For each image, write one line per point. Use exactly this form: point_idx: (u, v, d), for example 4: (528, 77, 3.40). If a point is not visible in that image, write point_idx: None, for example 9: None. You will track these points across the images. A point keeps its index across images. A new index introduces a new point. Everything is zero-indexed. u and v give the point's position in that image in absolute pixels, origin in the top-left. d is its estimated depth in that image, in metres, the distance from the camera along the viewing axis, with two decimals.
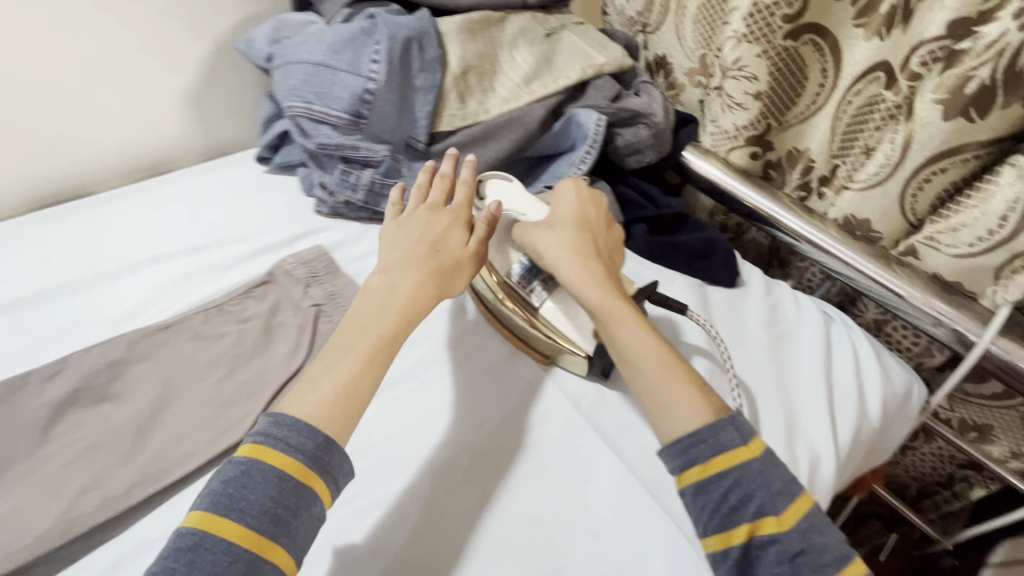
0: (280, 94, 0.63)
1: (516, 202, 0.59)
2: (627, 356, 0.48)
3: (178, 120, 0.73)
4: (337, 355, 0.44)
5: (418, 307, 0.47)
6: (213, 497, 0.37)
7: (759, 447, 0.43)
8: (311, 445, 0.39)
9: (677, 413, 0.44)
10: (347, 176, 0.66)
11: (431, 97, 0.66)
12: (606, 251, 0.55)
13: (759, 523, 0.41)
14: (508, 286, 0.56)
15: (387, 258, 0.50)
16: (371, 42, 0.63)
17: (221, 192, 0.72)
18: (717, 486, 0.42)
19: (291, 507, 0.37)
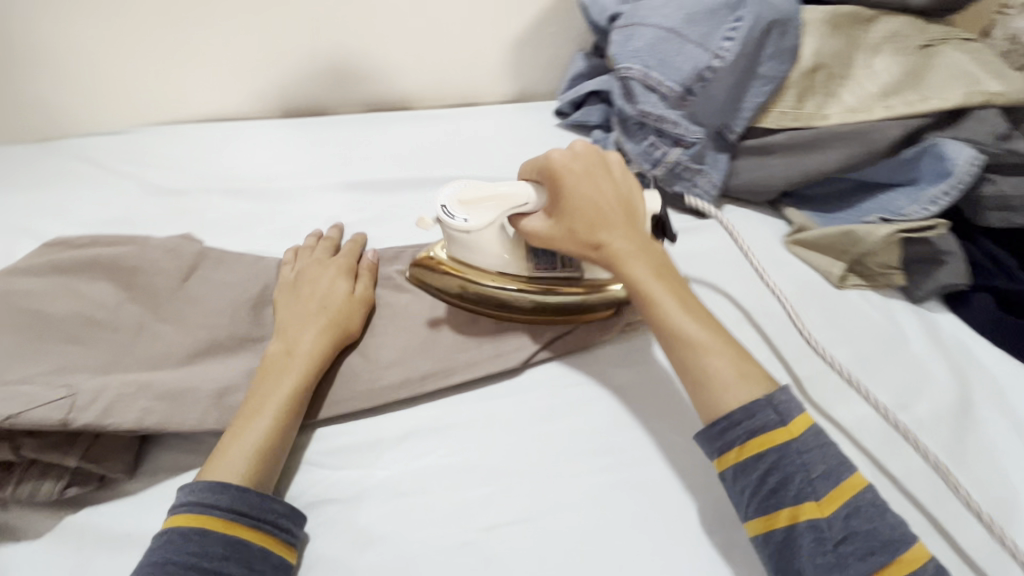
0: (619, 53, 0.62)
1: (496, 196, 0.47)
2: (677, 345, 0.42)
3: (498, 61, 0.78)
4: (247, 414, 0.41)
5: (327, 353, 0.45)
6: (137, 572, 0.34)
7: (801, 430, 0.39)
8: (226, 498, 0.37)
9: (727, 405, 0.39)
10: (653, 149, 0.63)
11: (769, 88, 0.61)
12: (627, 207, 0.47)
13: (799, 508, 0.36)
14: (545, 282, 0.49)
15: (282, 323, 0.47)
16: (732, 18, 0.59)
17: (517, 134, 0.75)
18: (755, 469, 0.38)
19: (222, 555, 0.35)
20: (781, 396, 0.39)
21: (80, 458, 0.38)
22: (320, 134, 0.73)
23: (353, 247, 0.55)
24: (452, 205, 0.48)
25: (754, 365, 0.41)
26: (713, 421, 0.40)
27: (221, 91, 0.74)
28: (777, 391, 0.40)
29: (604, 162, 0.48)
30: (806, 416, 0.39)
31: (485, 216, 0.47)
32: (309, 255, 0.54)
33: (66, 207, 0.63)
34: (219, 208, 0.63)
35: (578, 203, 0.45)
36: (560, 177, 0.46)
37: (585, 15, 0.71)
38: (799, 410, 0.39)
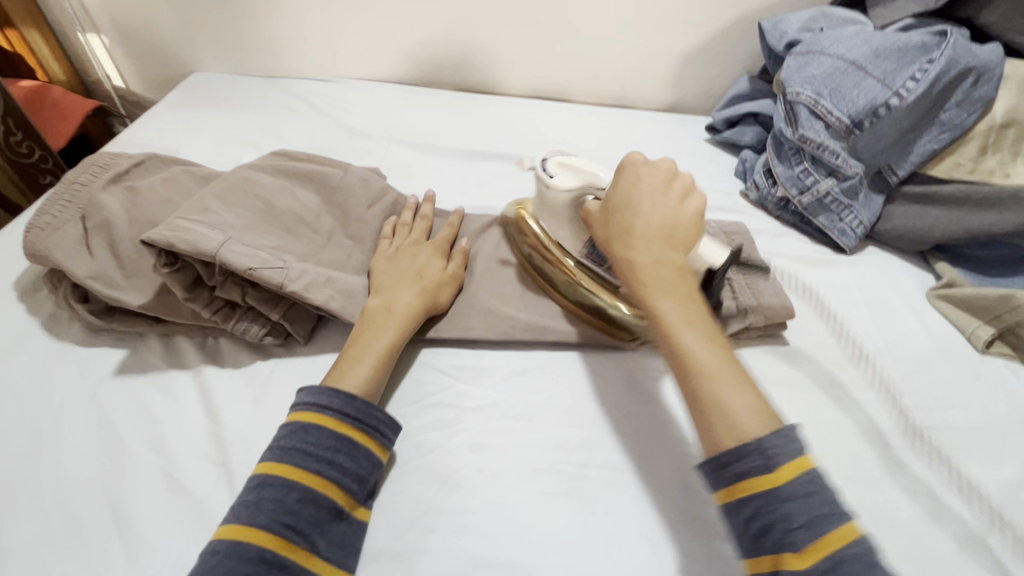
0: (791, 78, 0.63)
1: (585, 169, 0.53)
2: (683, 364, 0.40)
3: (663, 71, 0.82)
4: (345, 361, 0.46)
5: (416, 318, 0.49)
6: (269, 451, 0.40)
7: (787, 478, 0.35)
8: (338, 403, 0.42)
9: (718, 441, 0.37)
10: (805, 176, 0.64)
11: (947, 136, 0.60)
12: (672, 220, 0.45)
13: (781, 557, 0.33)
14: (594, 279, 0.54)
15: (379, 286, 0.51)
16: (922, 60, 0.58)
17: (666, 142, 0.79)
18: (741, 511, 0.36)
19: (335, 448, 0.41)
20: (774, 443, 0.35)
21: (281, 314, 0.49)
22: (488, 110, 0.82)
23: (447, 236, 0.58)
24: (551, 162, 0.55)
25: (763, 410, 0.37)
26: (705, 458, 0.38)
27: (414, 58, 0.85)
28: (774, 438, 0.36)
29: (666, 172, 0.48)
30: (802, 462, 0.35)
31: (571, 180, 0.53)
32: (406, 236, 0.58)
33: (282, 131, 0.77)
34: (397, 154, 0.73)
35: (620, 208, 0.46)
36: (619, 184, 0.48)
37: (762, 37, 0.72)
38: (792, 455, 0.35)
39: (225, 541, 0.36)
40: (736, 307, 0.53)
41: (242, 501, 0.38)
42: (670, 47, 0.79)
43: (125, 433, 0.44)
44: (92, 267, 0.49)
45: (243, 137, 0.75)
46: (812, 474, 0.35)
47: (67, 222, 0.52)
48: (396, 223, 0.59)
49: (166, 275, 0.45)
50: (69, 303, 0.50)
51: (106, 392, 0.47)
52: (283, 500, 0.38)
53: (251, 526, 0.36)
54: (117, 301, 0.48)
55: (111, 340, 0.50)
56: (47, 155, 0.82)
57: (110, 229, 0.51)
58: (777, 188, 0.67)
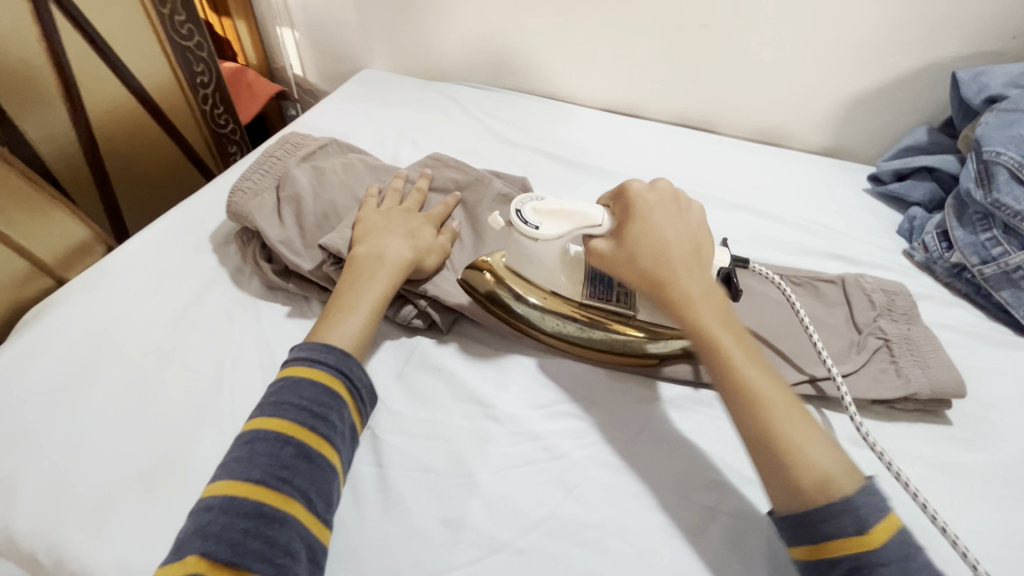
0: (989, 136, 0.58)
1: (572, 214, 0.47)
2: (752, 406, 0.39)
3: (825, 112, 0.78)
4: (337, 309, 0.49)
5: (406, 268, 0.52)
6: (260, 408, 0.42)
7: (882, 540, 0.34)
8: (331, 357, 0.45)
9: (801, 495, 0.36)
10: (992, 244, 0.57)
11: None
12: (696, 251, 0.46)
13: None
14: (588, 310, 0.51)
15: (367, 236, 0.54)
16: None
17: (817, 187, 0.75)
18: (830, 574, 0.35)
19: (328, 403, 0.42)
20: (862, 500, 0.35)
21: (426, 302, 0.54)
22: (632, 132, 0.82)
23: (437, 211, 0.60)
24: (528, 210, 0.48)
25: (829, 436, 0.38)
26: (784, 514, 0.37)
27: (567, 75, 0.88)
28: (857, 487, 0.36)
29: (674, 198, 0.48)
30: (890, 521, 0.35)
31: (559, 232, 0.47)
32: (397, 202, 0.59)
33: (438, 130, 0.82)
34: (541, 165, 0.76)
35: (649, 240, 0.45)
36: (639, 213, 0.47)
37: (954, 89, 0.67)
38: (881, 514, 0.35)
39: (220, 495, 0.37)
40: (895, 372, 0.52)
41: (236, 456, 0.39)
42: (837, 88, 0.75)
43: None
44: (282, 233, 0.55)
45: (403, 132, 0.82)
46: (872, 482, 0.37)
47: (264, 190, 0.59)
48: (389, 190, 0.61)
49: (330, 270, 0.53)
50: (255, 260, 0.57)
51: (276, 341, 0.52)
52: (278, 453, 0.39)
53: (248, 480, 0.37)
54: (296, 266, 0.54)
55: (282, 298, 0.56)
56: (236, 129, 0.98)
57: (299, 202, 0.58)
58: (952, 254, 0.61)
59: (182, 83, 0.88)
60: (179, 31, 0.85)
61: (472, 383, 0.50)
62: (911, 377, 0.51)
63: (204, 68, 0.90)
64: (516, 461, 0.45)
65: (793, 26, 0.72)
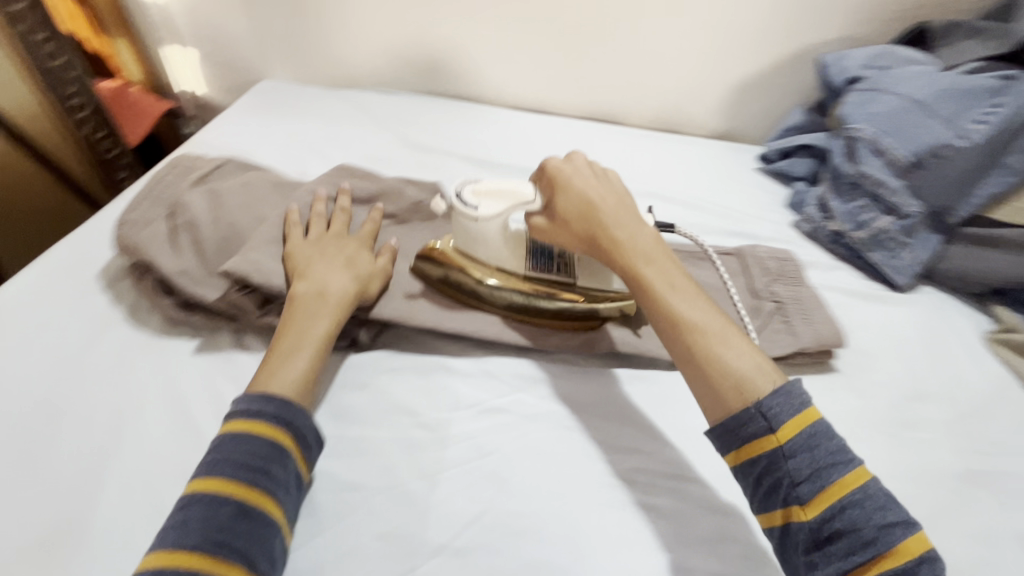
0: (852, 113, 0.64)
1: (504, 192, 0.52)
2: (675, 330, 0.43)
3: (716, 98, 0.84)
4: (277, 357, 0.46)
5: (352, 299, 0.51)
6: (200, 468, 0.40)
7: (791, 436, 0.38)
8: (269, 410, 0.42)
9: (725, 405, 0.40)
10: (861, 212, 0.64)
11: (1009, 181, 0.59)
12: (621, 201, 0.50)
13: (790, 510, 0.37)
14: (534, 282, 0.54)
15: (304, 272, 0.51)
16: (990, 103, 0.59)
17: (715, 169, 0.80)
18: (753, 471, 0.39)
19: (268, 457, 0.40)
20: (772, 402, 0.38)
21: None
22: (542, 129, 0.84)
23: (367, 234, 0.58)
24: (466, 193, 0.52)
25: (756, 353, 0.42)
26: (713, 428, 0.41)
27: (474, 76, 0.88)
28: (772, 396, 0.39)
29: (589, 162, 0.53)
30: (806, 416, 0.38)
31: (494, 208, 0.52)
32: (325, 227, 0.57)
33: (347, 140, 0.80)
34: (454, 167, 0.76)
35: (571, 200, 0.50)
36: (558, 180, 0.51)
37: (821, 72, 0.73)
38: (793, 412, 0.38)
39: (150, 566, 0.35)
40: (788, 332, 0.56)
41: (171, 524, 0.37)
42: (724, 76, 0.81)
43: (200, 422, 0.47)
44: (180, 265, 0.52)
45: (310, 145, 0.79)
46: (817, 426, 0.38)
47: (155, 219, 0.56)
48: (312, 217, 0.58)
49: (236, 297, 0.51)
50: (151, 295, 0.53)
51: (186, 375, 0.50)
52: (214, 516, 0.37)
53: (180, 547, 0.35)
54: (199, 297, 0.51)
55: (188, 332, 0.53)
56: (123, 151, 0.93)
57: (196, 228, 0.54)
58: (832, 222, 0.67)
59: (51, 108, 0.83)
60: (42, 51, 0.79)
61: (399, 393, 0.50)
62: (799, 334, 0.56)
63: (76, 89, 0.84)
64: (447, 466, 0.45)
65: (678, 19, 0.76)
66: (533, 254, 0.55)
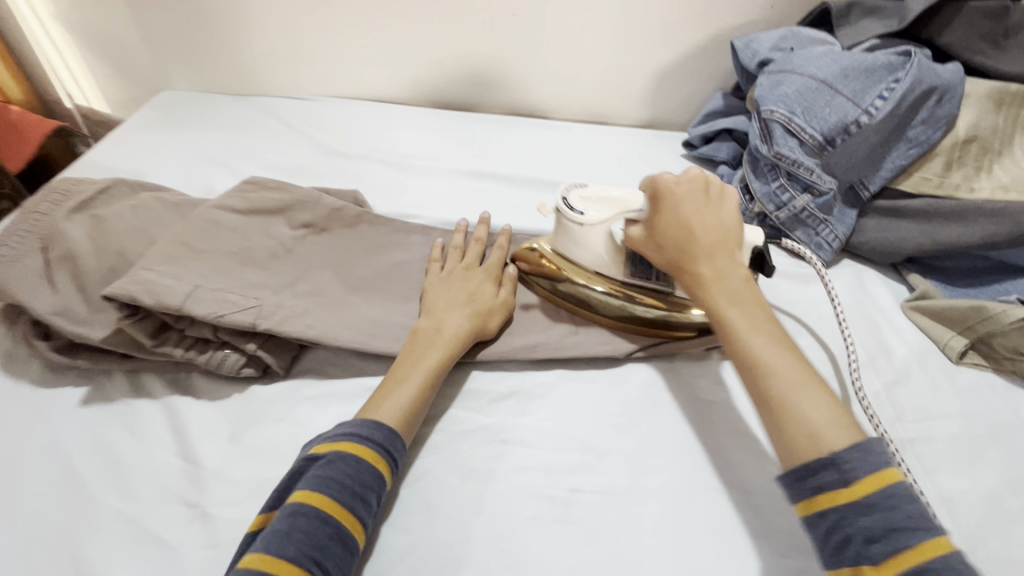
0: (765, 96, 0.65)
1: (615, 201, 0.52)
2: (752, 370, 0.40)
3: (638, 87, 0.84)
4: (390, 383, 0.45)
5: (468, 339, 0.49)
6: (304, 479, 0.38)
7: (868, 491, 0.34)
8: (380, 435, 0.41)
9: (797, 456, 0.37)
10: (782, 192, 0.64)
11: (913, 152, 0.61)
12: (725, 233, 0.46)
13: (860, 571, 0.33)
14: (632, 288, 0.54)
15: (433, 301, 0.52)
16: (889, 78, 0.60)
17: (643, 157, 0.80)
18: (822, 524, 0.35)
19: (370, 485, 0.39)
20: (852, 457, 0.35)
21: (256, 345, 0.47)
22: (468, 127, 0.82)
23: (499, 264, 0.57)
24: (573, 197, 0.53)
25: (839, 411, 0.37)
26: (785, 471, 0.37)
27: (393, 76, 0.85)
28: (853, 451, 0.35)
29: (705, 186, 0.48)
30: (889, 474, 0.34)
31: (601, 214, 0.52)
32: (459, 260, 0.57)
33: (258, 151, 0.75)
34: (377, 173, 0.73)
35: (670, 219, 0.47)
36: (662, 198, 0.48)
37: (735, 56, 0.74)
38: (874, 468, 0.34)
39: (252, 569, 0.33)
40: None
41: (273, 533, 0.35)
42: (643, 64, 0.81)
43: (88, 479, 0.42)
44: (56, 303, 0.46)
45: (217, 158, 0.73)
46: (898, 487, 0.34)
47: (27, 253, 0.49)
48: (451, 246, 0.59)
49: (128, 325, 0.45)
50: (27, 340, 0.47)
51: (75, 426, 0.44)
52: (317, 534, 0.35)
53: (282, 557, 0.33)
54: (82, 337, 0.45)
55: (75, 377, 0.48)
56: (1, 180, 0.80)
57: (75, 261, 0.49)
58: (755, 203, 0.67)
59: None
60: None
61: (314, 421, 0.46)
62: None
63: None
64: None
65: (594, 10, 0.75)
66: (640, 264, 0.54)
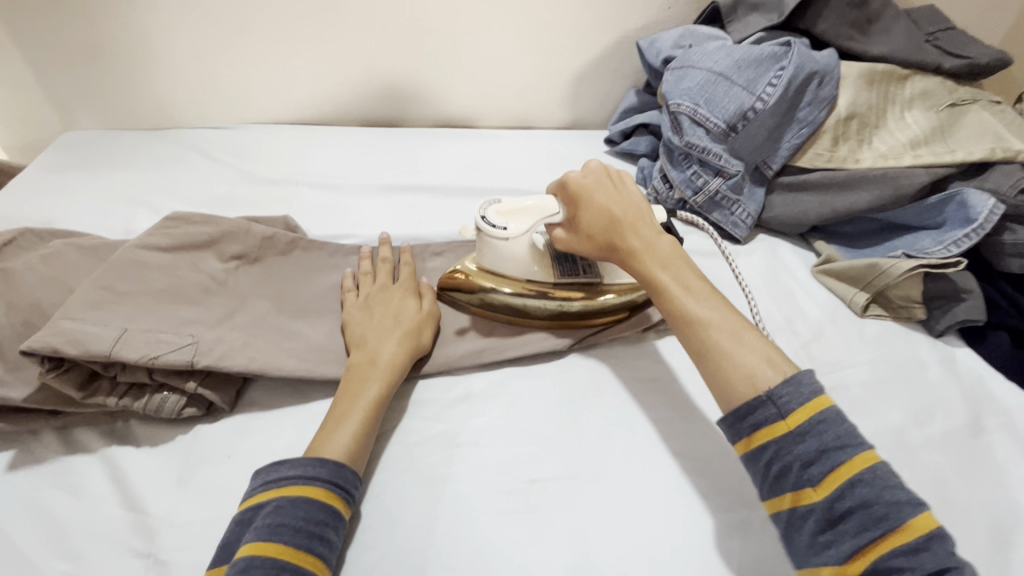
0: (671, 91, 0.70)
1: (531, 209, 0.55)
2: (690, 327, 0.45)
3: (557, 90, 0.87)
4: (333, 423, 0.44)
5: (402, 363, 0.49)
6: (252, 531, 0.38)
7: (800, 421, 0.38)
8: (326, 471, 0.41)
9: (738, 396, 0.41)
10: (696, 178, 0.70)
11: (805, 131, 0.67)
12: (641, 210, 0.52)
13: (801, 494, 0.37)
14: (564, 285, 0.57)
15: (358, 335, 0.51)
16: (775, 67, 0.67)
17: (569, 157, 0.83)
18: (763, 459, 0.39)
19: (324, 521, 0.39)
20: (781, 390, 0.39)
21: (197, 383, 0.46)
22: (398, 142, 0.83)
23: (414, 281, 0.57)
24: (491, 214, 0.56)
25: (768, 348, 0.43)
26: (726, 417, 0.42)
27: (314, 98, 0.85)
28: (782, 385, 0.39)
29: (610, 175, 0.54)
30: (819, 402, 0.39)
31: (522, 225, 0.55)
32: (372, 284, 0.57)
33: (179, 185, 0.73)
34: (308, 197, 0.72)
35: (590, 212, 0.52)
36: (575, 195, 0.53)
37: (641, 56, 0.79)
38: (805, 399, 0.39)
39: None
40: None
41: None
42: (559, 68, 0.85)
43: (25, 546, 0.39)
44: None
45: (134, 196, 0.70)
46: (826, 412, 0.38)
47: None
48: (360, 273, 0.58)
49: (54, 379, 0.43)
50: None
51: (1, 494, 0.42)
52: None
53: None
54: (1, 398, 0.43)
55: None
56: None
57: None
58: (674, 191, 0.72)
59: None
60: None
61: (269, 452, 0.45)
62: None
63: None
64: None
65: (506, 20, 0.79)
66: (558, 262, 0.57)
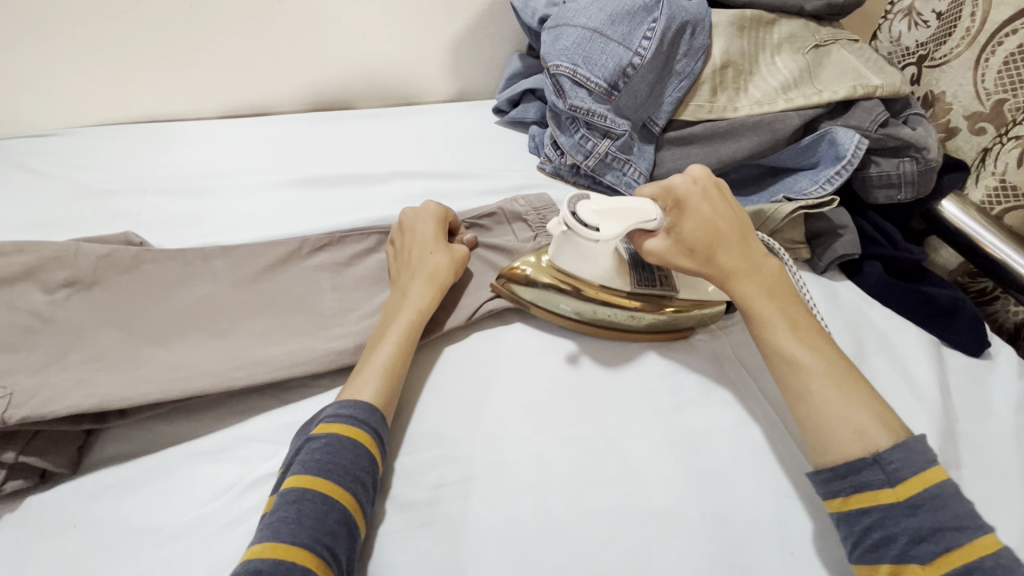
0: (549, 52, 0.67)
1: (628, 211, 0.48)
2: (792, 371, 0.43)
3: (437, 60, 0.82)
4: (372, 347, 0.47)
5: (435, 295, 0.51)
6: (299, 464, 0.38)
7: (913, 493, 0.36)
8: (375, 420, 0.42)
9: (840, 450, 0.39)
10: (585, 142, 0.67)
11: (685, 84, 0.66)
12: (742, 235, 0.49)
13: (903, 567, 0.35)
14: (638, 296, 0.53)
15: (396, 270, 0.54)
16: (648, 20, 0.65)
17: (458, 131, 0.79)
18: (860, 522, 0.37)
19: (371, 468, 0.40)
20: (893, 455, 0.38)
21: (18, 452, 0.39)
22: (265, 132, 0.74)
23: (441, 207, 0.58)
24: (586, 212, 0.48)
25: (876, 403, 0.41)
26: (817, 468, 0.41)
27: (156, 91, 0.73)
28: (894, 449, 0.38)
29: (718, 190, 0.50)
30: (935, 472, 0.37)
31: (617, 228, 0.48)
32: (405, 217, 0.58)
33: None
34: (161, 207, 0.63)
35: (694, 222, 0.48)
36: (682, 204, 0.49)
37: (519, 17, 0.76)
38: (919, 468, 0.37)
39: (266, 559, 0.33)
40: None
41: (281, 518, 0.35)
42: (434, 35, 0.79)
43: None
44: None
45: None
46: (942, 485, 0.37)
47: None
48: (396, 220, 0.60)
49: None
50: None
51: None
52: (324, 518, 0.36)
53: (294, 543, 0.34)
54: None
55: None
56: None
57: None
58: (565, 157, 0.70)
59: None
60: None
61: (125, 512, 0.40)
62: None
63: None
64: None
65: None
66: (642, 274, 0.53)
